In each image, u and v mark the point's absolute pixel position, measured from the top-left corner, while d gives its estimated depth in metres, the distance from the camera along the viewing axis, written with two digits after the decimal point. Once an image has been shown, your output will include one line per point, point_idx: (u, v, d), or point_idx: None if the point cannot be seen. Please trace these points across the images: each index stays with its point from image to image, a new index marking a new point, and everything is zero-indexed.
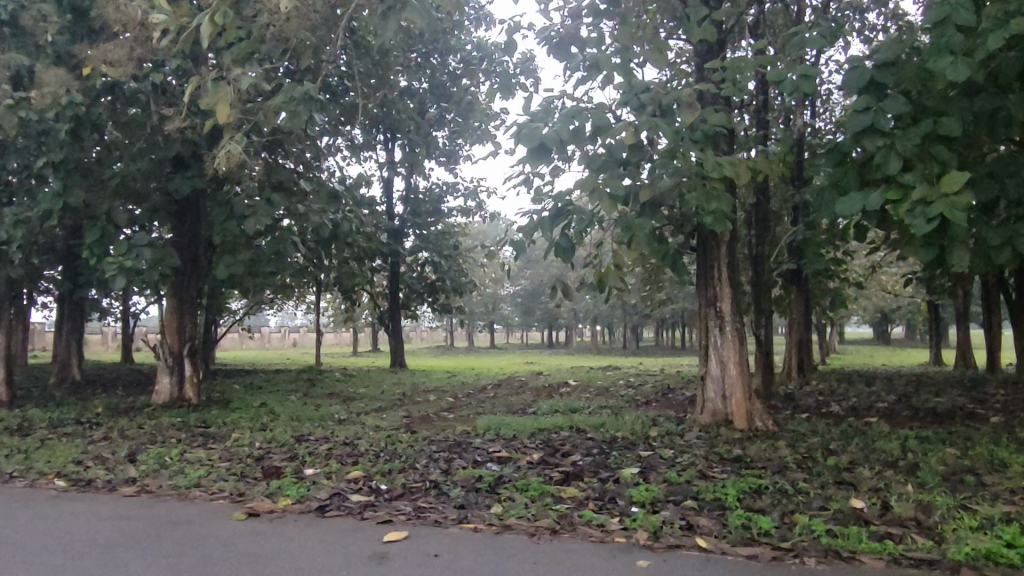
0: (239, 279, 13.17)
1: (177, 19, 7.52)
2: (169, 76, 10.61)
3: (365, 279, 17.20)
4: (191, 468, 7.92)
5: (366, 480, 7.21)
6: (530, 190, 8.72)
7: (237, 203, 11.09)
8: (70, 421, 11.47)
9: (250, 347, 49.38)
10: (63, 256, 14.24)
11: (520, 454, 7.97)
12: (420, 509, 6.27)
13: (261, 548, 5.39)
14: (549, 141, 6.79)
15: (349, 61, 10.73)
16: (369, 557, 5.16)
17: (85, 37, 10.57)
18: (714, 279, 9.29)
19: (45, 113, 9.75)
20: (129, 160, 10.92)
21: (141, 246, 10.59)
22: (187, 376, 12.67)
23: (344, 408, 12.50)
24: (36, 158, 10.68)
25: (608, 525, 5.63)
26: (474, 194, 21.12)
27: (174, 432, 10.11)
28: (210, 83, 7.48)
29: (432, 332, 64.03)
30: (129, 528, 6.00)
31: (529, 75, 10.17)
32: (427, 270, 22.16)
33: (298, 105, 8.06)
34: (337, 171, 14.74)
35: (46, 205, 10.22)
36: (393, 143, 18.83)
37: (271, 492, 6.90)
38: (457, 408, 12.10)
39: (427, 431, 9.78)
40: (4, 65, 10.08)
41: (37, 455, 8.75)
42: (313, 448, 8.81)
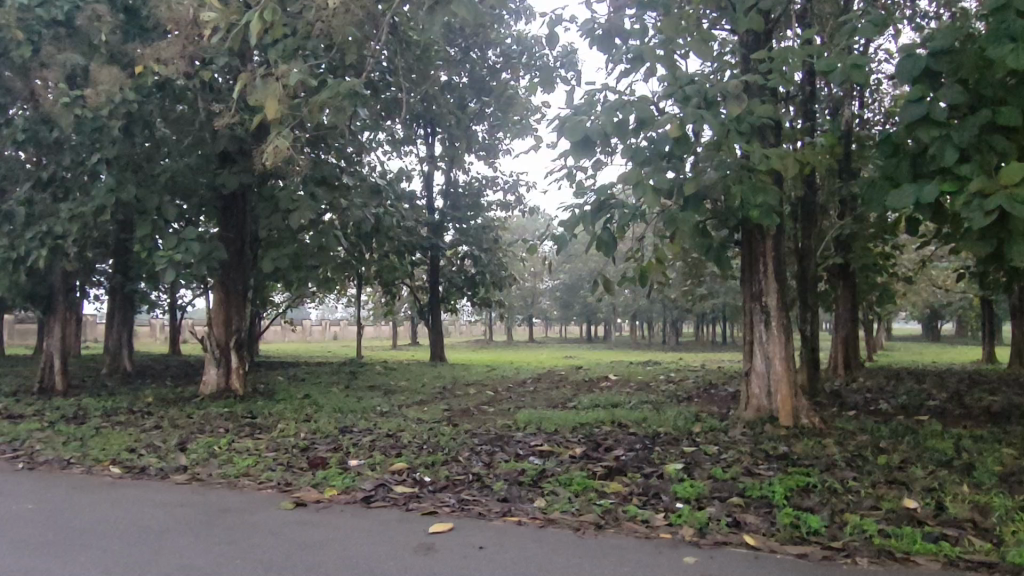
0: (283, 272, 13.38)
1: (227, 17, 7.66)
2: (217, 74, 10.78)
3: (406, 274, 17.34)
4: (239, 457, 8.08)
5: (410, 471, 7.29)
6: (572, 184, 8.66)
7: (282, 198, 11.27)
8: (123, 410, 11.83)
9: (292, 340, 50.40)
10: (115, 250, 14.66)
11: (562, 448, 7.96)
12: (464, 502, 6.31)
13: (310, 537, 5.48)
14: (593, 133, 6.77)
15: (391, 57, 10.80)
16: (415, 548, 5.22)
17: (137, 36, 10.81)
18: (760, 273, 9.14)
19: (99, 111, 10.02)
20: (178, 157, 11.17)
21: (190, 240, 10.85)
22: (233, 367, 12.95)
23: (386, 401, 12.63)
24: (90, 155, 10.99)
25: (653, 520, 5.60)
26: (513, 187, 21.12)
27: (222, 422, 10.33)
28: (259, 80, 7.60)
29: (471, 326, 64.39)
30: (181, 515, 6.16)
31: (568, 69, 10.11)
32: (466, 264, 22.27)
33: (342, 100, 8.15)
34: (378, 166, 14.87)
35: (100, 200, 10.53)
36: (433, 137, 18.94)
37: (317, 482, 7.01)
38: (498, 402, 12.12)
39: (469, 425, 9.83)
40: (61, 65, 10.39)
41: (93, 443, 9.04)
42: (357, 439, 8.93)
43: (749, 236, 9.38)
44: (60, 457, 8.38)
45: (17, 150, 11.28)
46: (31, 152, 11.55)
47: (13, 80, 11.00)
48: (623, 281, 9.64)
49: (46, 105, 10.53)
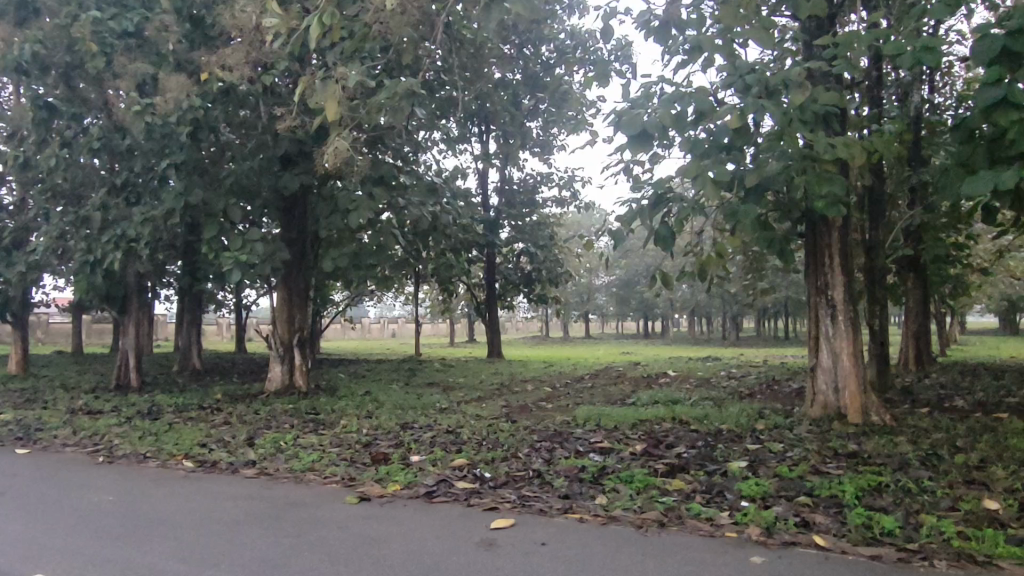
0: (344, 271, 13.65)
1: (288, 22, 7.83)
2: (278, 78, 11.03)
3: (463, 271, 17.47)
4: (305, 452, 8.28)
5: (470, 467, 7.34)
6: (629, 179, 8.59)
7: (342, 198, 11.48)
8: (194, 406, 12.25)
9: (352, 338, 51.43)
10: (184, 252, 15.19)
11: (622, 445, 7.90)
12: (525, 498, 6.32)
13: (374, 531, 5.58)
14: (650, 126, 6.68)
15: (447, 56, 10.88)
16: (478, 542, 5.26)
17: (203, 45, 11.13)
18: (825, 266, 8.87)
19: (168, 118, 10.37)
20: (243, 160, 11.50)
21: (255, 241, 11.19)
22: (297, 365, 13.28)
23: (445, 397, 12.76)
24: (160, 161, 11.41)
25: (718, 519, 5.51)
26: (569, 183, 21.02)
27: (288, 418, 10.61)
28: (319, 83, 7.75)
29: (527, 323, 64.45)
30: (250, 507, 6.34)
31: (624, 62, 10.01)
32: (522, 261, 22.28)
33: (400, 101, 8.25)
34: (434, 164, 15.02)
35: (170, 204, 10.93)
36: (488, 135, 19.00)
37: (380, 477, 7.13)
38: (556, 399, 12.11)
39: (528, 421, 9.84)
40: (132, 74, 10.78)
41: (167, 438, 9.40)
42: (417, 435, 9.05)
43: (813, 227, 9.13)
44: (137, 451, 8.75)
45: (93, 157, 11.79)
46: (105, 159, 12.05)
47: (88, 91, 11.48)
48: (682, 276, 9.49)
49: (119, 114, 10.96)
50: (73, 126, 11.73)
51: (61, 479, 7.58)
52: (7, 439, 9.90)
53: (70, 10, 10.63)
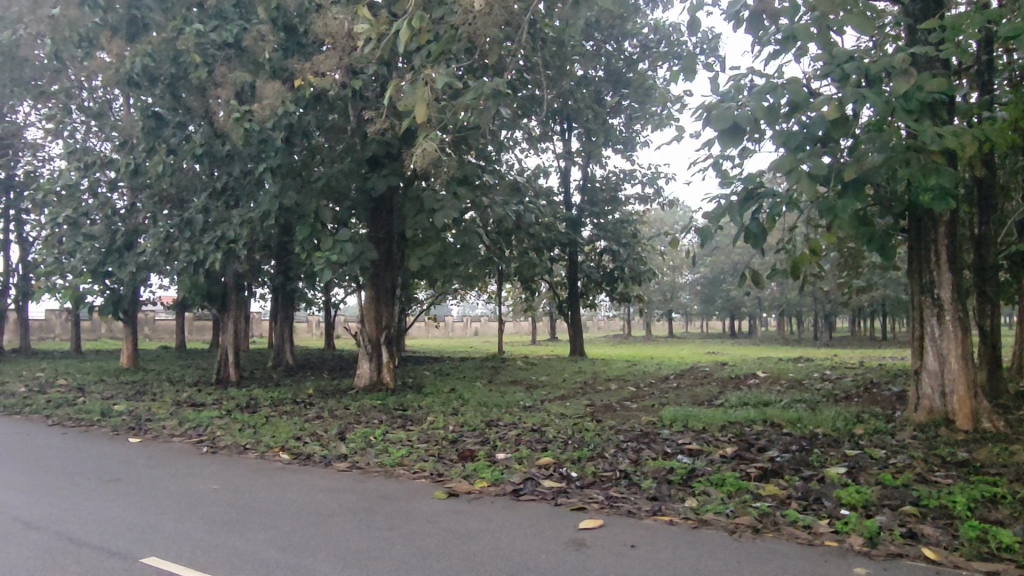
0: (429, 270, 13.89)
1: (379, 27, 8.02)
2: (367, 83, 11.31)
3: (545, 270, 17.48)
4: (394, 447, 8.48)
5: (557, 466, 7.33)
6: (718, 174, 8.36)
7: (428, 198, 11.69)
8: (288, 400, 12.77)
9: (435, 336, 52.34)
10: (278, 252, 15.81)
11: (712, 447, 7.71)
12: (613, 499, 6.26)
13: (465, 527, 5.65)
14: (743, 119, 6.45)
15: (530, 56, 10.90)
16: (567, 542, 5.24)
17: (296, 52, 11.50)
18: (931, 263, 8.39)
19: (265, 123, 10.77)
20: (333, 163, 11.85)
21: (345, 241, 11.55)
22: (384, 362, 13.63)
23: (529, 395, 12.81)
24: (257, 165, 11.91)
25: (816, 527, 5.29)
26: (652, 179, 20.66)
27: (376, 414, 10.90)
28: (408, 86, 7.89)
29: (609, 322, 63.82)
30: (344, 500, 6.54)
31: (711, 55, 9.74)
32: (605, 259, 22.06)
33: (486, 101, 8.29)
34: (516, 163, 15.10)
35: (267, 206, 11.40)
36: (570, 132, 18.91)
37: (468, 474, 7.22)
38: (641, 398, 11.95)
39: (613, 421, 9.74)
40: (232, 83, 11.24)
41: (264, 430, 9.81)
42: (503, 433, 9.11)
43: (917, 222, 8.67)
44: (237, 442, 9.19)
45: (195, 162, 12.43)
46: (206, 165, 12.65)
47: (191, 100, 12.09)
48: (774, 274, 9.17)
49: (220, 121, 11.47)
50: (178, 134, 12.39)
51: (170, 468, 8.02)
52: (121, 428, 10.59)
53: (176, 24, 11.18)
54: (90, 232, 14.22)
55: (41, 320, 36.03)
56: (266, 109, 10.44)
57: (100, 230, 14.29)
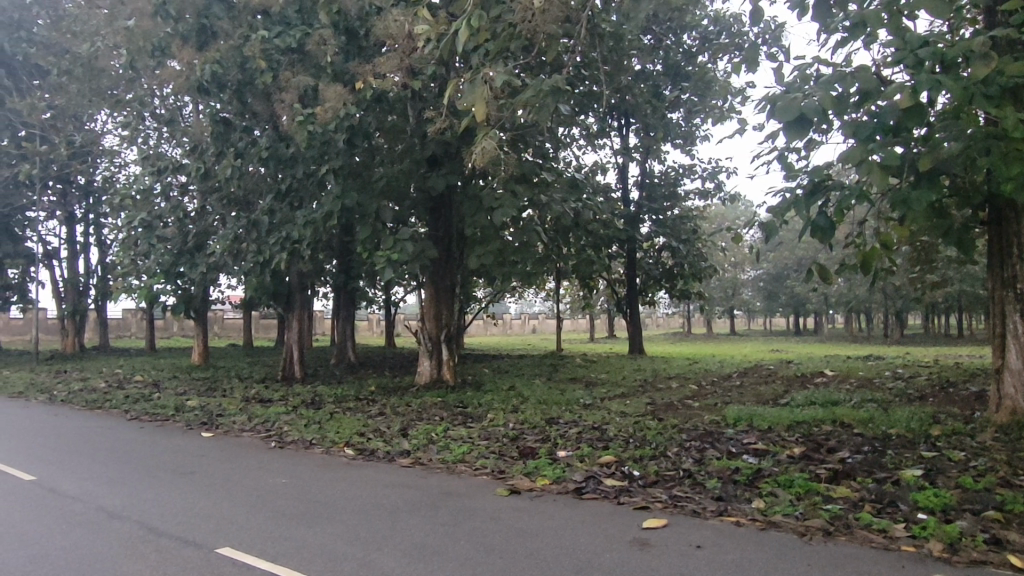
0: (488, 268, 13.96)
1: (438, 28, 8.05)
2: (426, 83, 11.40)
3: (604, 267, 17.34)
4: (455, 444, 8.55)
5: (618, 464, 7.27)
6: (783, 167, 8.13)
7: (486, 197, 11.75)
8: (351, 397, 13.04)
9: (493, 333, 52.66)
10: (340, 252, 16.14)
11: (779, 447, 7.52)
12: (677, 499, 6.17)
13: (527, 524, 5.65)
14: (811, 111, 6.23)
15: (589, 51, 10.79)
16: (630, 541, 5.19)
17: (357, 55, 11.63)
18: (1013, 256, 8.00)
19: (328, 126, 10.97)
20: (393, 164, 12.02)
21: (405, 240, 11.72)
22: (444, 359, 13.80)
23: (588, 393, 12.75)
24: (319, 166, 12.16)
25: (892, 531, 5.11)
26: (713, 174, 20.27)
27: (438, 410, 11.02)
28: (466, 85, 7.91)
29: (669, 319, 62.78)
30: (407, 495, 6.64)
31: (774, 45, 9.50)
32: (664, 255, 21.74)
33: (545, 98, 8.26)
34: (574, 160, 15.04)
35: (329, 207, 11.64)
36: (628, 128, 18.70)
37: (529, 471, 7.23)
38: (704, 397, 11.75)
39: (675, 419, 9.60)
40: (295, 87, 11.47)
41: (328, 426, 10.05)
42: (564, 430, 9.08)
43: (998, 213, 8.26)
44: (304, 437, 9.43)
45: (262, 166, 12.80)
46: (271, 168, 12.98)
47: (257, 105, 12.43)
48: (843, 269, 8.88)
49: (284, 125, 11.75)
50: (245, 138, 12.79)
51: (242, 461, 8.29)
52: (195, 423, 10.99)
53: (242, 31, 11.49)
54: (164, 234, 14.80)
55: (119, 319, 37.77)
56: (328, 111, 10.62)
57: (173, 233, 14.85)
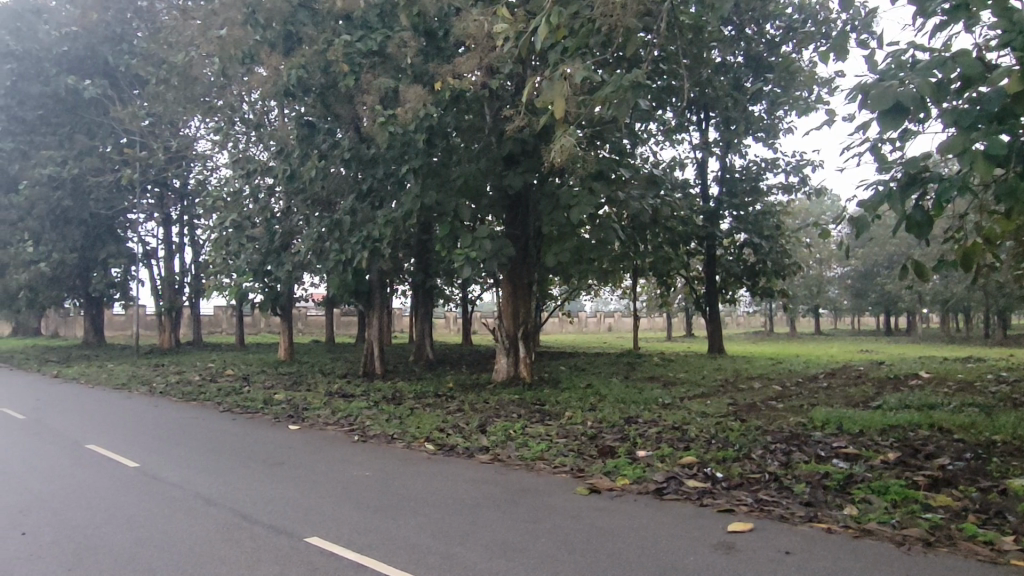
0: (565, 266, 13.92)
1: (517, 27, 8.05)
2: (504, 82, 11.43)
3: (682, 264, 17.01)
4: (534, 442, 8.57)
5: (701, 466, 7.12)
6: (877, 159, 7.77)
7: (563, 194, 11.73)
8: (430, 393, 13.26)
9: (568, 331, 52.59)
10: (419, 250, 16.43)
11: (871, 452, 7.20)
12: (763, 502, 5.99)
13: (609, 524, 5.61)
14: (906, 98, 5.90)
15: (668, 44, 10.58)
16: (715, 545, 5.07)
17: (437, 56, 11.71)
18: None
19: (408, 127, 11.14)
20: (470, 163, 12.13)
21: (483, 239, 11.87)
22: (521, 356, 13.87)
23: (667, 392, 12.54)
24: (399, 167, 12.39)
25: (1000, 544, 4.81)
26: (797, 167, 19.55)
27: (516, 407, 11.08)
28: (545, 82, 7.81)
29: (750, 318, 60.95)
30: (487, 491, 6.70)
31: (864, 31, 9.06)
32: (745, 252, 21.12)
33: (625, 94, 8.14)
34: (651, 156, 14.82)
35: (409, 206, 11.87)
36: (707, 122, 18.26)
37: (609, 470, 7.17)
38: (788, 398, 11.37)
39: (759, 421, 9.29)
40: (376, 89, 11.70)
41: (410, 421, 10.24)
42: (643, 430, 8.95)
43: None
44: (385, 432, 9.66)
45: (344, 167, 13.14)
46: (354, 169, 13.31)
47: (339, 107, 12.76)
48: (941, 265, 8.41)
49: (366, 126, 12.02)
50: (328, 140, 13.16)
51: (327, 454, 8.56)
52: (282, 416, 11.43)
53: (326, 37, 11.80)
54: (252, 234, 15.41)
55: (211, 316, 39.67)
56: (408, 112, 10.79)
57: (261, 233, 15.44)
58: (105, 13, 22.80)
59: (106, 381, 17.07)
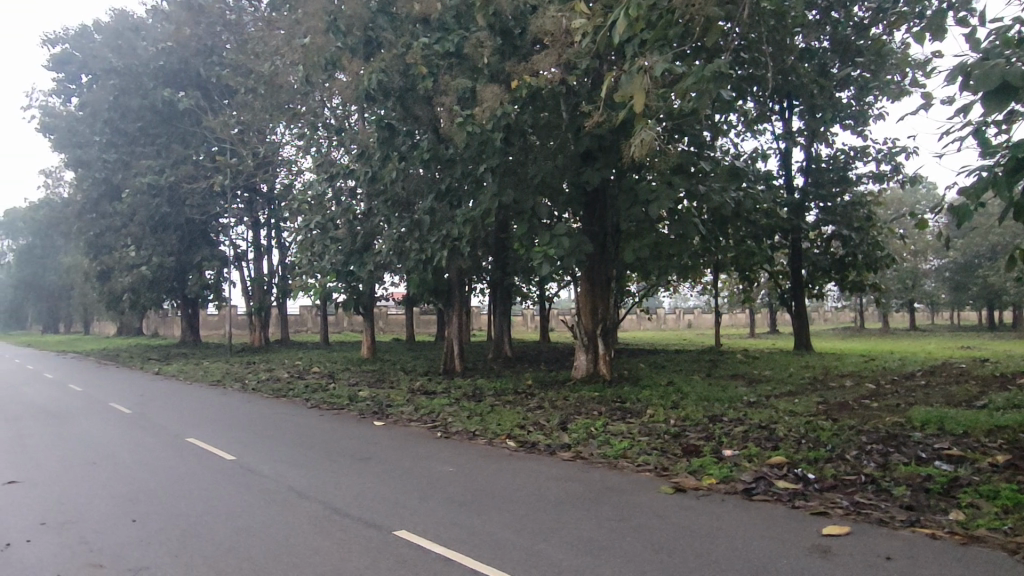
0: (644, 262, 13.74)
1: (595, 22, 7.98)
2: (580, 78, 11.34)
3: (766, 258, 16.49)
4: (616, 439, 8.49)
5: (791, 466, 6.88)
6: (982, 144, 7.31)
7: (642, 189, 11.58)
8: (510, 390, 13.36)
9: (647, 327, 51.94)
10: (496, 248, 16.54)
11: (978, 455, 6.79)
12: (860, 505, 5.73)
13: (696, 524, 5.50)
14: (1016, 77, 5.52)
15: (750, 32, 10.25)
16: (810, 548, 4.89)
17: (513, 55, 11.49)
18: None
19: (485, 126, 11.21)
20: (547, 160, 12.12)
21: (562, 236, 11.90)
22: (600, 353, 13.79)
23: (752, 390, 12.21)
24: (477, 166, 12.50)
25: None
26: (890, 154, 18.63)
27: (596, 405, 11.02)
28: (625, 77, 7.64)
29: (839, 313, 58.52)
30: (570, 488, 6.68)
31: (963, 8, 8.54)
32: (833, 245, 20.31)
33: (707, 85, 7.94)
34: (732, 148, 14.43)
35: (488, 205, 11.99)
36: (790, 110, 17.63)
37: (694, 470, 7.03)
38: (883, 397, 10.85)
39: (851, 420, 8.92)
40: (454, 90, 11.80)
41: (491, 418, 10.34)
42: (728, 428, 8.74)
43: None
44: (467, 428, 9.78)
45: (423, 168, 13.36)
46: (433, 169, 13.50)
47: (418, 109, 12.97)
48: None
49: (444, 126, 12.16)
50: (407, 141, 13.41)
51: (411, 449, 8.74)
52: (367, 412, 11.74)
53: (404, 40, 12.00)
54: (336, 235, 15.88)
55: (298, 315, 41.19)
56: (485, 112, 10.87)
57: (344, 234, 15.87)
58: (197, 28, 23.82)
59: (203, 377, 18.02)
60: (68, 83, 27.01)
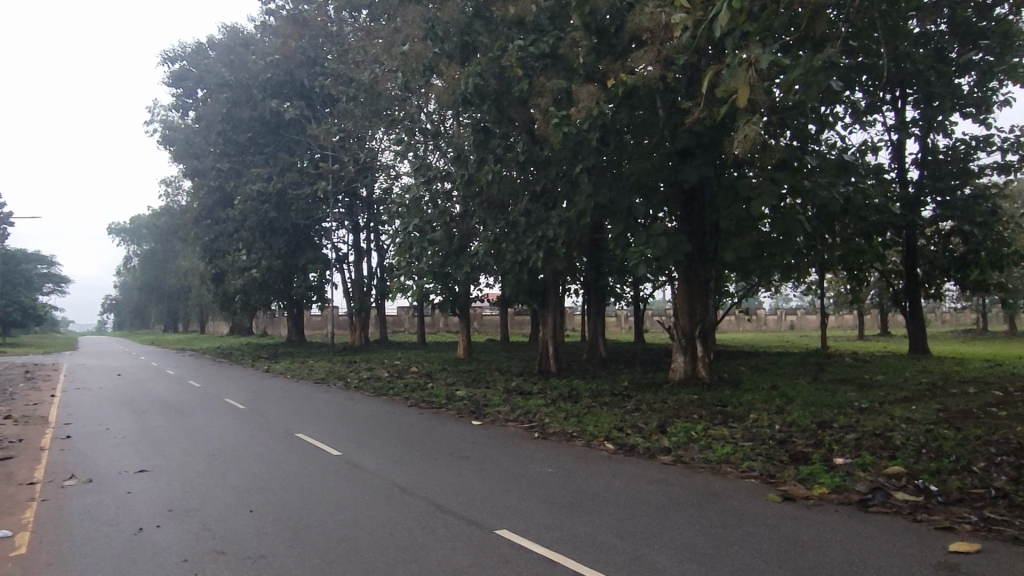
0: (745, 261, 13.31)
1: (696, 15, 7.78)
2: (678, 74, 11.10)
3: (877, 256, 15.65)
4: (718, 444, 8.25)
5: (911, 477, 6.49)
6: None
7: (743, 187, 11.23)
8: (606, 391, 13.25)
9: (747, 329, 50.35)
10: (591, 249, 16.44)
11: None
12: (992, 521, 5.33)
13: (809, 534, 5.26)
14: None
15: (862, 18, 9.73)
16: (936, 565, 4.59)
17: (609, 53, 11.41)
18: None
19: (581, 126, 11.17)
20: (644, 159, 11.94)
21: (659, 235, 11.72)
22: (698, 355, 13.48)
23: (864, 395, 11.60)
24: (573, 166, 12.46)
25: None
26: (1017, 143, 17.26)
27: (695, 408, 10.77)
28: (727, 71, 7.42)
29: (959, 314, 54.78)
30: (672, 493, 6.54)
31: None
32: (953, 241, 19.03)
33: (815, 77, 7.59)
34: (840, 141, 13.76)
35: (583, 205, 11.93)
36: (903, 99, 16.64)
37: (804, 478, 6.74)
38: (1012, 404, 10.08)
39: (978, 429, 8.30)
40: (549, 91, 11.81)
41: (588, 419, 10.29)
42: (839, 435, 8.33)
43: None
44: (565, 430, 9.76)
45: (518, 170, 13.45)
46: (528, 170, 13.55)
47: (513, 111, 13.05)
48: None
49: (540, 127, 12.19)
50: (502, 143, 13.52)
51: (511, 449, 8.79)
52: (465, 411, 11.92)
53: (500, 43, 12.11)
54: (433, 238, 16.24)
55: (396, 315, 42.38)
56: (581, 112, 10.82)
57: (440, 236, 16.20)
58: (301, 41, 24.85)
59: (309, 375, 18.82)
60: (185, 97, 28.85)
